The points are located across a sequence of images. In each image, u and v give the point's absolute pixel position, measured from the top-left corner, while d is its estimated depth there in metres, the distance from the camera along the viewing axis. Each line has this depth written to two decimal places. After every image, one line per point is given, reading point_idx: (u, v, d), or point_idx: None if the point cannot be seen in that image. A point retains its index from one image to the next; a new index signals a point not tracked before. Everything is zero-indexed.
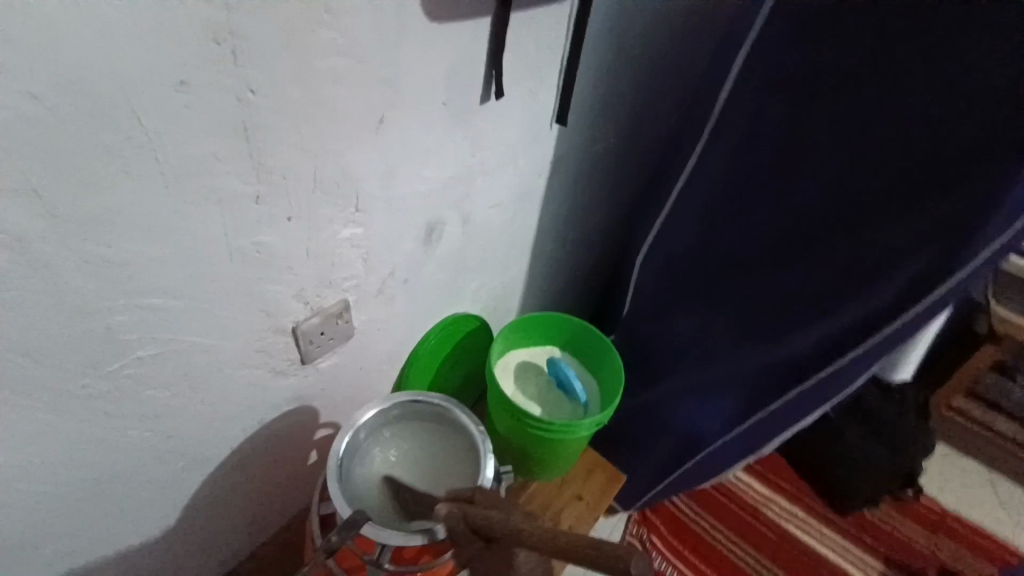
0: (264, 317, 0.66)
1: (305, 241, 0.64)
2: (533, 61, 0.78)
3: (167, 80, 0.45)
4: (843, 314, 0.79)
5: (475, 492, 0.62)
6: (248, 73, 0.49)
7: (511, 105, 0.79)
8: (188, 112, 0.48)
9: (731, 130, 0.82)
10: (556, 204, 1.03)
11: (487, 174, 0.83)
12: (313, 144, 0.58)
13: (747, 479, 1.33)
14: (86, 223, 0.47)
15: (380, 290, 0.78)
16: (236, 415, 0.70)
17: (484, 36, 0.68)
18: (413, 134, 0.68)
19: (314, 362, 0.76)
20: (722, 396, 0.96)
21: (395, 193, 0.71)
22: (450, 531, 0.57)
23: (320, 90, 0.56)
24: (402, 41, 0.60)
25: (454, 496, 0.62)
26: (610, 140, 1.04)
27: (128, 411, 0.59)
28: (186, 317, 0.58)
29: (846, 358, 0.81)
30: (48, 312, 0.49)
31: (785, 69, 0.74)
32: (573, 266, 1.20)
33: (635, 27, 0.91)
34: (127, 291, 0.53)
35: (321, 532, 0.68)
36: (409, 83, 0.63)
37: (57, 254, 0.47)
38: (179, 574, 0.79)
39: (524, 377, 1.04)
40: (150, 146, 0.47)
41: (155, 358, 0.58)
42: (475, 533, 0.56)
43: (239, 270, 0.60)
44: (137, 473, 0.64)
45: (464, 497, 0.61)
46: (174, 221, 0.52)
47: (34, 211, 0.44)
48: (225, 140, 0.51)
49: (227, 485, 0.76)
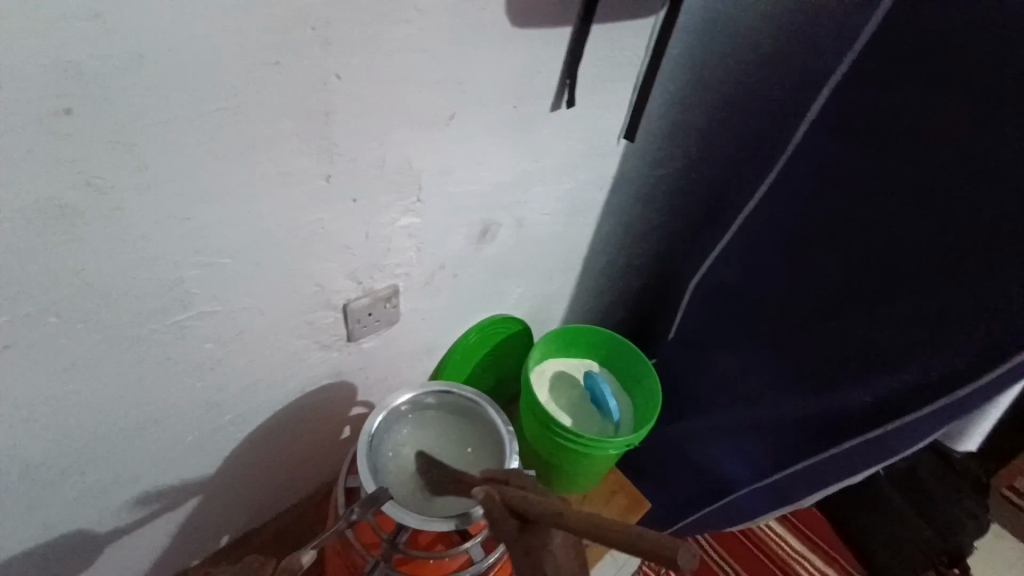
0: (317, 291, 0.69)
1: (362, 224, 0.67)
2: (605, 75, 0.79)
3: (262, 57, 0.49)
4: (900, 372, 0.76)
5: (512, 474, 0.53)
6: (334, 60, 0.53)
7: (578, 117, 0.80)
8: (276, 89, 0.51)
9: None
10: (612, 219, 1.02)
11: (546, 181, 0.84)
12: (384, 134, 0.61)
13: (781, 532, 1.26)
14: (169, 179, 0.51)
15: (428, 281, 0.81)
16: (278, 380, 0.74)
17: (559, 46, 0.70)
18: (477, 133, 0.70)
19: (357, 341, 0.79)
20: (760, 436, 0.92)
21: (455, 189, 0.73)
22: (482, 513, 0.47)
23: (394, 84, 0.58)
24: (479, 43, 0.62)
25: (489, 478, 0.54)
26: (674, 162, 1.03)
27: (185, 360, 0.63)
28: (247, 279, 0.62)
29: (906, 418, 0.76)
30: (127, 257, 0.52)
31: None
32: (621, 284, 1.19)
33: (713, 52, 0.91)
34: (197, 247, 0.56)
35: (344, 503, 0.71)
36: (481, 85, 0.66)
37: (138, 204, 0.50)
38: (208, 526, 0.83)
39: (558, 386, 1.03)
40: (236, 115, 0.51)
41: (217, 313, 0.62)
42: (511, 515, 0.45)
43: (299, 243, 0.63)
44: (184, 421, 0.68)
45: (499, 479, 0.53)
46: (247, 189, 0.56)
47: (126, 162, 0.48)
48: (304, 119, 0.55)
49: (262, 446, 0.80)
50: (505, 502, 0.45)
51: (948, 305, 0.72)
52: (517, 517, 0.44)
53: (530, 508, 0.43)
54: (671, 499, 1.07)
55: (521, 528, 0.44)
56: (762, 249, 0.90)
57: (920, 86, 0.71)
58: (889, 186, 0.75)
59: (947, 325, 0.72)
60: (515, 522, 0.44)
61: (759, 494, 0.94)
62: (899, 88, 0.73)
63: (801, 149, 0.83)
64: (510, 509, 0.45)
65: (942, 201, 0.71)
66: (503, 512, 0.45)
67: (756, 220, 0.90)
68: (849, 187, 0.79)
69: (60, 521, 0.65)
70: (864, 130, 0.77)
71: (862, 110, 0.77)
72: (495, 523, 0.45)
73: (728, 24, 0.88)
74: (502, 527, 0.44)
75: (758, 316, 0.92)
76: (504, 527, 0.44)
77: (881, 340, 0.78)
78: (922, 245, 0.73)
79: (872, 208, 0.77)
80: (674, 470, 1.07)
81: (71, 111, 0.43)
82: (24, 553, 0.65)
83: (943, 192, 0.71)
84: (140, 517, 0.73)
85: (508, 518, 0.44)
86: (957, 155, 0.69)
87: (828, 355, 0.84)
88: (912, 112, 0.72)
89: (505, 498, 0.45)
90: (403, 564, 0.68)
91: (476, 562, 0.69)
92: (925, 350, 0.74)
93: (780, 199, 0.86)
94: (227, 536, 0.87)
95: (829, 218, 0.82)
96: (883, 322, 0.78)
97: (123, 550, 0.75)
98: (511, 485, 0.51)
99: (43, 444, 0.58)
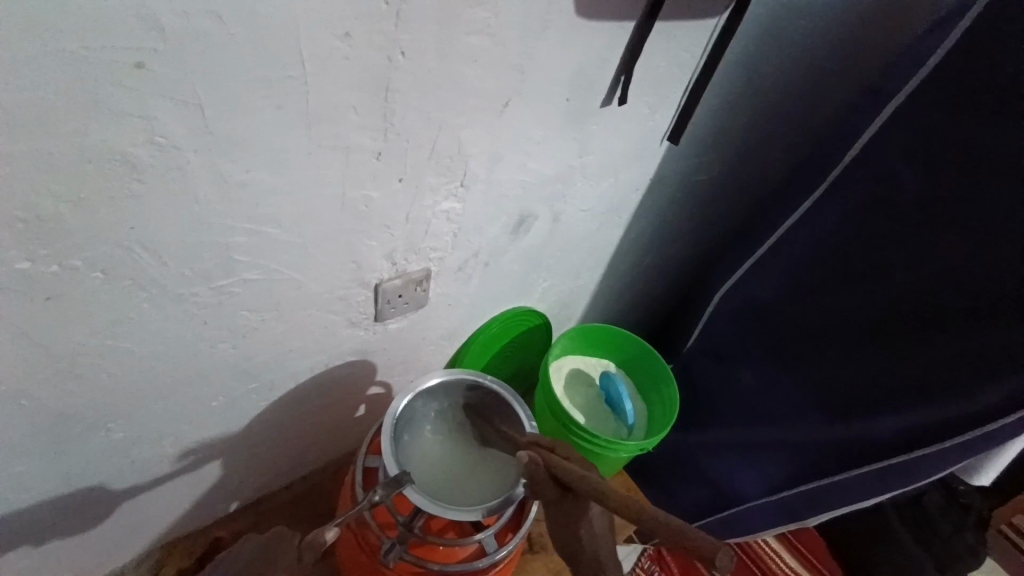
0: (354, 268, 0.68)
1: (406, 205, 0.66)
2: (661, 73, 0.76)
3: (331, 28, 0.48)
4: (927, 406, 0.76)
5: (556, 444, 0.62)
6: (399, 35, 0.52)
7: (628, 114, 0.79)
8: (341, 61, 0.50)
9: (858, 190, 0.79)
10: (645, 220, 1.00)
11: (588, 177, 0.83)
12: (434, 114, 0.60)
13: (776, 547, 1.21)
14: (227, 142, 0.50)
15: (459, 268, 0.80)
16: (303, 354, 0.73)
17: (620, 40, 0.68)
18: (528, 124, 0.69)
19: (385, 321, 0.78)
20: (775, 455, 0.91)
21: (497, 176, 0.71)
22: (530, 477, 0.56)
23: (452, 63, 0.57)
24: (544, 31, 0.61)
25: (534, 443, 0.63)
26: (713, 168, 1.01)
27: (220, 327, 0.63)
28: (289, 249, 0.61)
29: (932, 448, 0.75)
30: (177, 217, 0.52)
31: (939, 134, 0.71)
32: (645, 287, 1.18)
33: (769, 62, 0.89)
34: (244, 213, 0.55)
35: (362, 483, 0.71)
36: (538, 74, 0.64)
37: (194, 165, 0.49)
38: (220, 492, 0.83)
39: (574, 384, 1.02)
40: (299, 84, 0.50)
41: (256, 282, 0.62)
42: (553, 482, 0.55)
43: (340, 218, 0.62)
44: (212, 387, 0.68)
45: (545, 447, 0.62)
46: (300, 159, 0.55)
47: (185, 120, 0.47)
48: (362, 94, 0.54)
49: (284, 415, 0.80)
50: (548, 472, 0.55)
51: (996, 342, 0.70)
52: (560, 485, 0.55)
53: (570, 477, 0.53)
54: (677, 507, 1.07)
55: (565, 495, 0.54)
56: (797, 265, 0.88)
57: (988, 116, 0.69)
58: (943, 213, 0.74)
59: (988, 361, 0.71)
60: (558, 488, 0.55)
61: (767, 511, 0.93)
62: (964, 115, 0.71)
63: (852, 170, 0.81)
64: (554, 475, 0.55)
65: (997, 234, 0.70)
66: (547, 478, 0.55)
67: (795, 236, 0.88)
68: (901, 211, 0.77)
69: (83, 474, 0.65)
70: (923, 154, 0.74)
71: (924, 134, 0.74)
72: (541, 482, 0.55)
73: (789, 32, 0.86)
74: (545, 491, 0.55)
75: (787, 334, 0.90)
76: (547, 491, 0.55)
77: (915, 372, 0.77)
78: (974, 277, 0.72)
79: (920, 235, 0.76)
80: (682, 479, 1.05)
81: (143, 66, 0.43)
82: (46, 502, 0.65)
83: (997, 226, 0.70)
84: (158, 477, 0.73)
85: (554, 482, 0.55)
86: (1014, 189, 0.68)
87: (860, 380, 0.82)
88: (977, 142, 0.70)
89: (552, 466, 0.55)
90: (416, 547, 0.68)
91: (490, 553, 0.69)
92: (959, 389, 0.73)
93: (823, 217, 0.85)
94: (237, 503, 0.87)
95: (874, 240, 0.80)
96: (921, 352, 0.76)
97: (138, 508, 0.75)
98: (552, 450, 0.61)
99: (78, 397, 0.58)
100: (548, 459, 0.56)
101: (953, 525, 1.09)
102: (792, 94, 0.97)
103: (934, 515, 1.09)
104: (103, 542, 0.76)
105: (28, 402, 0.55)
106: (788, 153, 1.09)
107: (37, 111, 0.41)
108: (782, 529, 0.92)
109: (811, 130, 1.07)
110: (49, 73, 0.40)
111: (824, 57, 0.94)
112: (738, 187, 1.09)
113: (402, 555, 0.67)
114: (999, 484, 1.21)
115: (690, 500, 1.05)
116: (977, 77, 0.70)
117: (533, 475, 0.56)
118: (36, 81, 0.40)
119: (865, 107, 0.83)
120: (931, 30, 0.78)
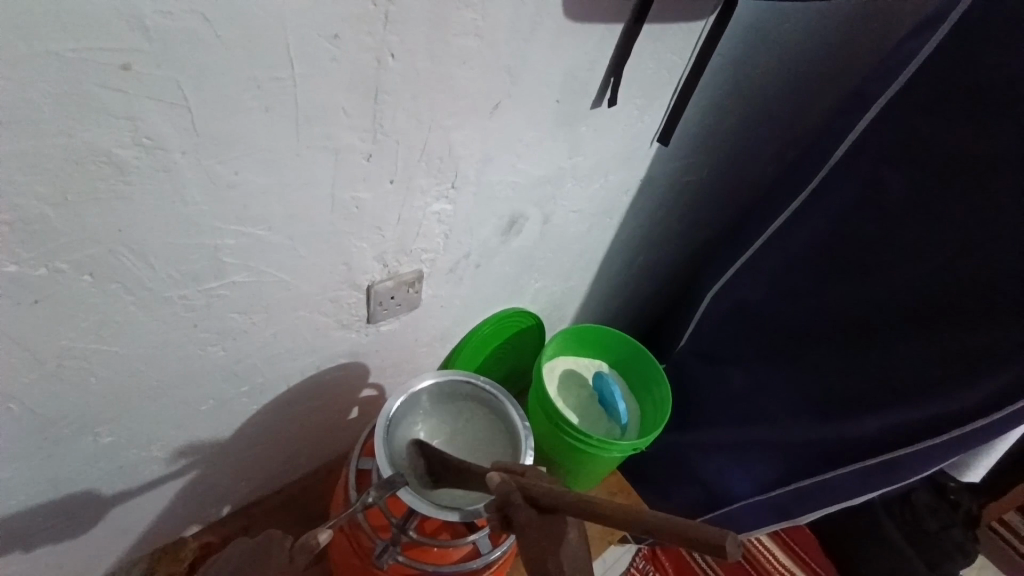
0: (346, 269, 0.68)
1: (397, 207, 0.66)
2: (650, 75, 0.77)
3: (323, 30, 0.48)
4: (915, 404, 0.77)
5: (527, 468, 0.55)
6: (389, 38, 0.52)
7: (617, 116, 0.79)
8: (332, 64, 0.51)
9: (849, 192, 0.81)
10: (636, 221, 1.01)
11: (578, 178, 0.83)
12: (424, 116, 0.60)
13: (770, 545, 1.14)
14: (218, 143, 0.50)
15: (451, 269, 0.80)
16: (294, 356, 0.73)
17: (609, 40, 0.68)
18: (519, 125, 0.69)
19: (376, 323, 0.78)
20: (767, 454, 0.91)
21: (487, 177, 0.72)
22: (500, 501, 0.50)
23: (443, 65, 0.57)
24: (534, 33, 0.61)
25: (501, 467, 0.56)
26: (702, 169, 1.02)
27: (209, 329, 0.62)
28: (277, 251, 0.61)
29: (920, 445, 0.76)
30: (166, 219, 0.52)
31: (927, 140, 0.74)
32: (637, 287, 1.18)
33: (758, 62, 0.89)
34: (233, 214, 0.55)
35: (356, 486, 0.71)
36: (527, 76, 0.64)
37: (182, 165, 0.49)
38: (211, 497, 0.82)
39: (567, 385, 1.03)
40: (289, 85, 0.50)
41: (246, 284, 0.61)
42: (529, 503, 0.50)
43: (331, 221, 0.62)
44: (200, 389, 0.67)
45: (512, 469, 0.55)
46: (289, 161, 0.55)
47: (175, 122, 0.47)
48: (352, 95, 0.54)
49: (275, 418, 0.79)
50: (523, 491, 0.50)
51: (987, 341, 0.71)
52: (537, 504, 0.49)
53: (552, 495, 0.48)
54: (670, 506, 1.07)
55: (541, 514, 0.49)
56: (788, 264, 0.88)
57: (975, 116, 0.70)
58: (931, 210, 0.74)
59: (977, 357, 0.72)
60: (535, 508, 0.49)
61: (760, 509, 0.93)
62: (951, 117, 0.72)
63: (840, 169, 0.82)
64: (530, 497, 0.50)
65: (990, 231, 0.70)
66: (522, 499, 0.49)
67: (783, 236, 0.89)
68: (890, 213, 0.78)
69: (71, 478, 0.65)
70: (913, 155, 0.75)
71: (913, 134, 0.75)
72: (513, 507, 0.49)
73: (777, 34, 0.87)
74: (520, 514, 0.49)
75: (778, 333, 0.90)
76: (524, 514, 0.49)
77: (903, 368, 0.78)
78: (959, 275, 0.73)
79: (912, 232, 0.76)
80: (673, 479, 1.06)
81: (129, 67, 0.43)
82: (35, 507, 0.64)
83: (988, 223, 0.70)
84: (149, 481, 0.73)
85: (529, 503, 0.50)
86: (1003, 186, 0.69)
87: (851, 379, 0.83)
88: (962, 142, 0.71)
89: (527, 487, 0.50)
90: (410, 548, 0.68)
91: (483, 553, 0.69)
92: (945, 385, 0.75)
93: (813, 215, 0.85)
94: (228, 507, 0.87)
95: (864, 241, 0.81)
96: (909, 350, 0.77)
97: (127, 512, 0.74)
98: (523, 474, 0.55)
99: (67, 400, 0.58)
100: (521, 481, 0.51)
101: (941, 522, 1.09)
102: (781, 95, 0.98)
103: (926, 513, 1.10)
104: (93, 548, 0.75)
105: (16, 406, 0.55)
106: (776, 154, 1.10)
107: (26, 114, 0.41)
108: (774, 528, 0.93)
109: (800, 130, 1.08)
110: (35, 73, 0.40)
111: (811, 57, 0.95)
112: (728, 187, 1.10)
113: (396, 557, 0.67)
114: (990, 480, 1.22)
115: (683, 501, 1.05)
116: (962, 77, 0.71)
117: (506, 496, 0.50)
118: (22, 82, 0.40)
119: (850, 108, 0.84)
120: (913, 33, 0.79)
